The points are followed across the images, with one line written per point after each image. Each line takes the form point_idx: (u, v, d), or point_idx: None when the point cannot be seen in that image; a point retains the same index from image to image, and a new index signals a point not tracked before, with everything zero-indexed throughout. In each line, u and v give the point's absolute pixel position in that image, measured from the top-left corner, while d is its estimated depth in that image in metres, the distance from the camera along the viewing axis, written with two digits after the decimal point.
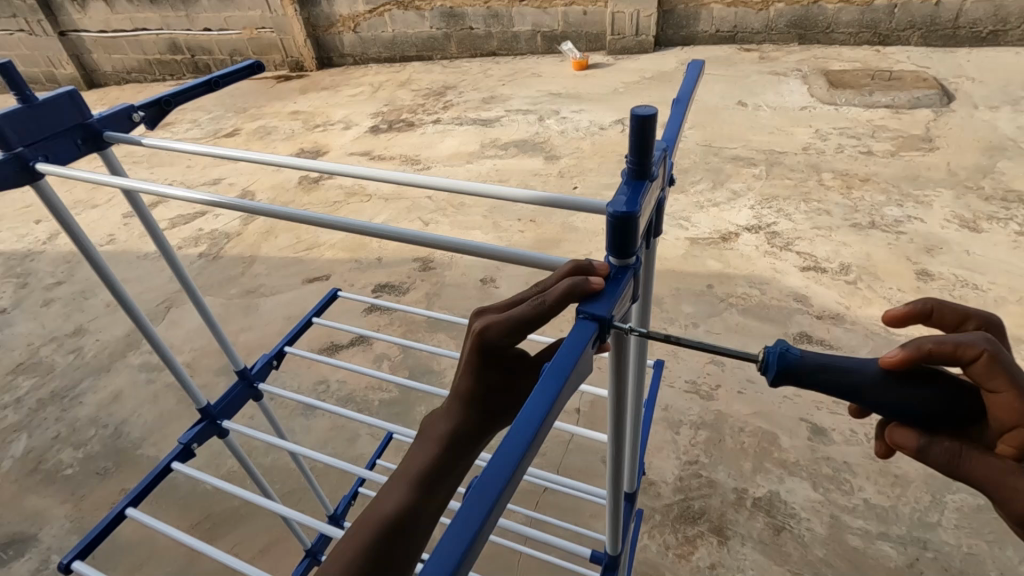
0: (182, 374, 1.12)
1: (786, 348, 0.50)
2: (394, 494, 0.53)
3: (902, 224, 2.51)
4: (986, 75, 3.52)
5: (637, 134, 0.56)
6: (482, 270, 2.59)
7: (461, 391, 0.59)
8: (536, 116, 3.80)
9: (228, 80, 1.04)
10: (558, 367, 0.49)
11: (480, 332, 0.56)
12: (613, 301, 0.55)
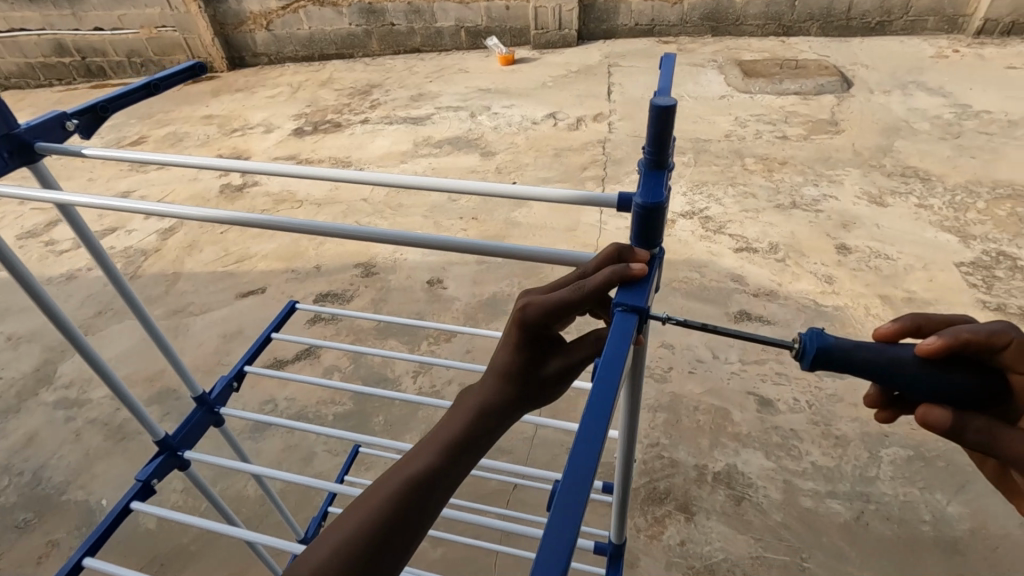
0: (135, 405, 1.03)
1: (822, 335, 0.53)
2: (419, 458, 0.53)
3: (819, 203, 2.70)
4: (877, 62, 3.84)
5: (655, 126, 0.57)
6: (428, 272, 2.55)
7: (500, 366, 0.57)
8: (468, 112, 3.77)
9: (169, 82, 0.96)
10: (608, 367, 0.49)
11: (522, 310, 0.55)
12: (645, 293, 0.56)
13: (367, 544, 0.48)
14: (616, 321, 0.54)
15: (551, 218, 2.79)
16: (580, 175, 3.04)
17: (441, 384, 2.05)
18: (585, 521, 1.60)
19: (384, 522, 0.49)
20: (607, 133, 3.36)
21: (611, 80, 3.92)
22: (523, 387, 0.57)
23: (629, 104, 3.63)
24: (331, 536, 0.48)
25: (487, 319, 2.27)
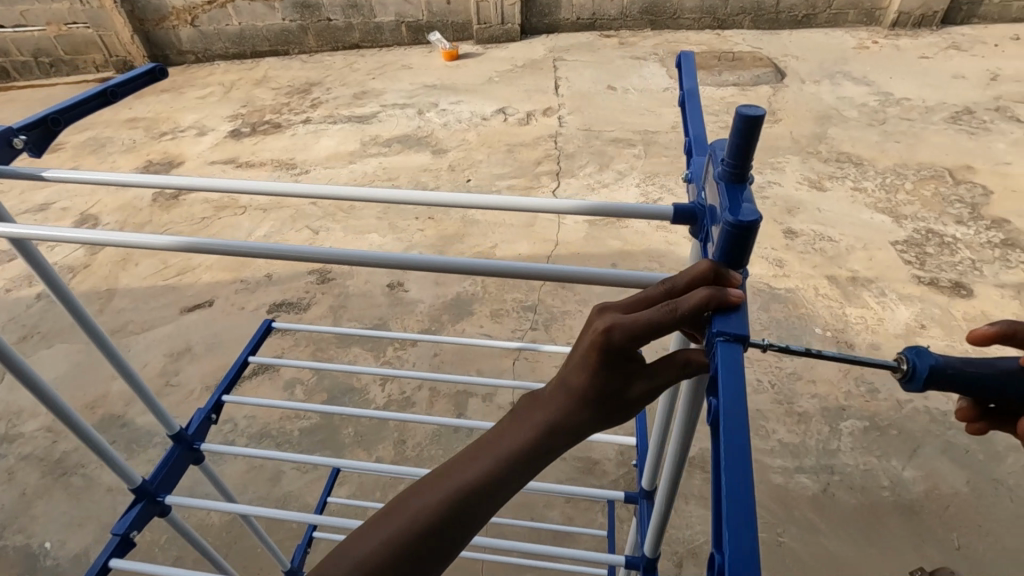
0: (107, 451, 0.92)
1: (927, 354, 0.52)
2: (473, 466, 0.50)
3: (765, 189, 2.80)
4: (806, 54, 4.04)
5: (739, 138, 0.51)
6: (388, 275, 2.48)
7: (576, 386, 0.51)
8: (415, 109, 3.69)
9: (124, 90, 0.90)
10: (732, 413, 0.45)
11: (605, 331, 0.49)
12: (746, 319, 0.49)
13: (408, 553, 0.48)
14: (721, 355, 0.48)
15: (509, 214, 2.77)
16: (535, 171, 3.04)
17: (411, 390, 2.00)
18: (569, 517, 1.60)
19: (428, 532, 0.48)
20: (558, 127, 3.37)
21: (557, 75, 3.93)
22: (593, 411, 0.52)
23: (577, 98, 3.65)
24: (372, 538, 0.48)
25: (453, 321, 2.23)
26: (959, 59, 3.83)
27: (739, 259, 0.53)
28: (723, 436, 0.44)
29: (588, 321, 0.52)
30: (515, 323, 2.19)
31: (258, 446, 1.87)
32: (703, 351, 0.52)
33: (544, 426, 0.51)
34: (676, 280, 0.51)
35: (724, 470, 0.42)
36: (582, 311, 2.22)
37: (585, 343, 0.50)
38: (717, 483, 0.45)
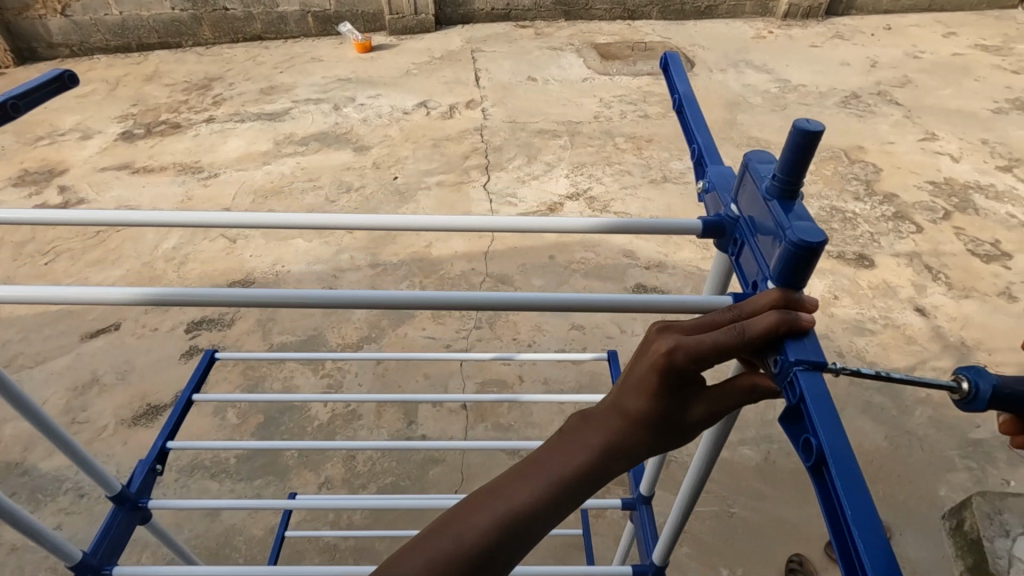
0: (42, 529, 0.80)
1: (990, 376, 0.51)
2: (525, 485, 0.48)
3: (687, 174, 2.90)
4: (711, 43, 4.23)
5: (796, 154, 0.56)
6: (318, 283, 2.35)
7: (632, 408, 0.52)
8: (330, 105, 3.50)
9: (29, 100, 0.81)
10: (835, 444, 0.49)
11: (669, 351, 0.50)
12: (819, 345, 0.53)
13: None
14: (804, 385, 0.52)
15: (440, 211, 2.71)
16: (463, 165, 2.99)
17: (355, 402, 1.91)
18: None
19: (478, 557, 0.44)
20: (483, 120, 3.32)
21: (476, 66, 3.88)
22: (647, 433, 0.51)
23: (498, 90, 3.62)
24: (411, 562, 0.43)
25: (393, 326, 2.15)
26: (845, 48, 4.17)
27: (798, 281, 0.56)
28: (834, 469, 0.48)
29: (647, 341, 0.53)
30: (458, 323, 2.14)
31: (189, 480, 1.71)
32: (777, 379, 0.55)
33: (599, 446, 0.50)
34: (741, 308, 0.54)
35: (846, 502, 0.46)
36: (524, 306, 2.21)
37: (646, 363, 0.51)
38: (830, 512, 0.49)
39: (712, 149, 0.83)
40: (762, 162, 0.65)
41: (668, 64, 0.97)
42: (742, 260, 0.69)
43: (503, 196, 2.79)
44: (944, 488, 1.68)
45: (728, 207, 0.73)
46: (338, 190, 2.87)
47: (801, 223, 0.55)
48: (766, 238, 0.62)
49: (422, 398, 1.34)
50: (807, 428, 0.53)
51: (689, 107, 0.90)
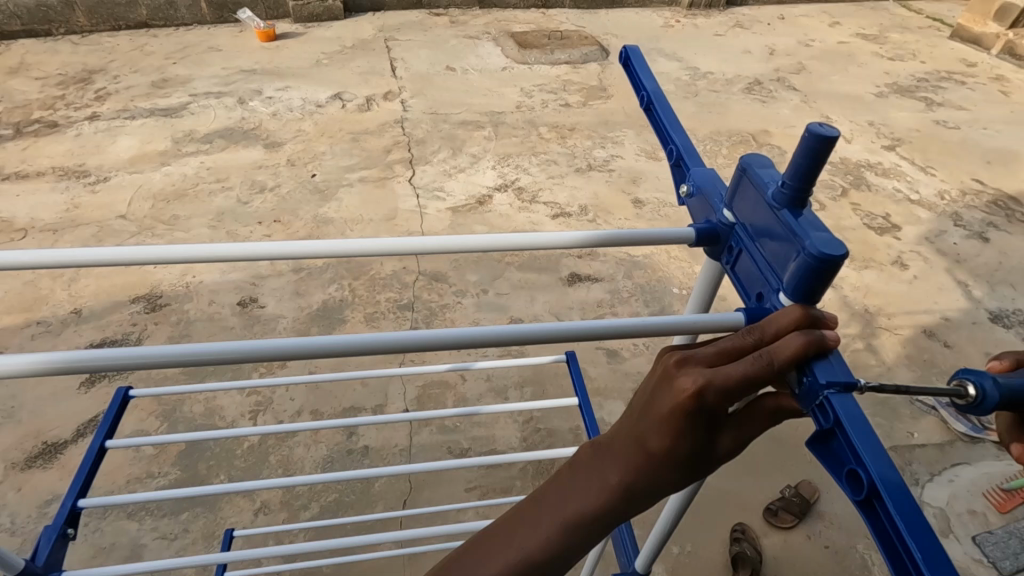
0: None
1: (990, 376, 0.52)
2: (540, 530, 0.50)
3: (610, 162, 2.95)
4: (624, 32, 4.32)
5: (811, 160, 0.55)
6: (236, 291, 2.18)
7: (656, 447, 0.49)
8: (234, 98, 3.25)
9: None
10: (883, 472, 0.50)
11: (692, 394, 0.47)
12: (845, 364, 0.53)
13: None
14: (840, 410, 0.52)
15: (365, 208, 2.59)
16: (386, 160, 2.87)
17: (287, 416, 1.78)
18: (485, 516, 1.55)
19: None
20: (403, 112, 3.21)
21: (391, 56, 3.74)
22: (670, 470, 0.49)
23: (416, 80, 3.51)
24: None
25: (323, 333, 2.04)
26: (746, 37, 4.40)
27: (814, 294, 0.56)
28: (890, 502, 0.49)
29: (667, 373, 0.50)
30: (393, 326, 2.06)
31: (102, 523, 1.53)
32: (804, 403, 0.54)
33: (616, 487, 0.50)
34: (765, 327, 0.53)
35: (909, 534, 0.47)
36: (460, 303, 2.16)
37: (667, 403, 0.48)
38: (884, 540, 0.50)
39: (692, 151, 0.82)
40: (761, 166, 0.64)
41: (629, 58, 0.96)
42: (742, 269, 0.69)
43: (430, 191, 2.71)
44: None
45: (720, 212, 0.72)
46: (252, 190, 2.67)
47: (821, 236, 0.55)
48: (776, 249, 0.61)
49: (366, 422, 1.25)
50: (847, 458, 0.53)
51: (659, 103, 0.88)
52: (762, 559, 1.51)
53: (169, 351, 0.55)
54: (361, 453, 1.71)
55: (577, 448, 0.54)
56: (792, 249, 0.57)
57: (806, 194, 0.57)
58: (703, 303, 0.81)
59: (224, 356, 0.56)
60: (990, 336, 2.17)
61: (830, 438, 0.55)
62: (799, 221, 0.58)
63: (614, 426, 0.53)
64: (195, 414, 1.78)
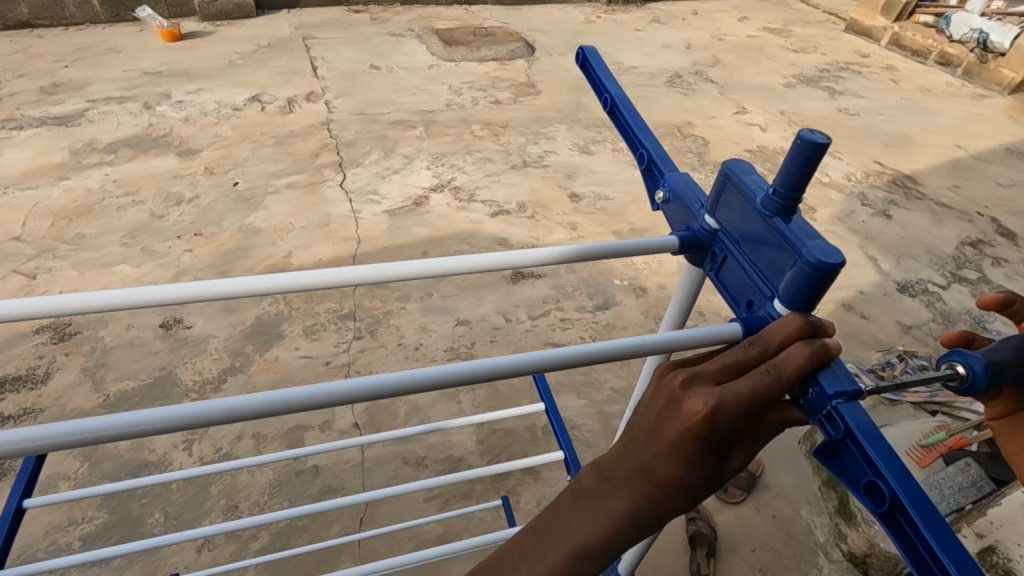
0: None
1: (979, 357, 0.55)
2: (548, 560, 0.50)
3: (545, 158, 2.96)
4: (548, 28, 4.35)
5: (802, 168, 0.56)
6: (158, 312, 2.02)
7: (666, 471, 0.49)
8: (139, 103, 3.01)
9: None
10: (903, 482, 0.50)
11: (704, 415, 0.47)
12: (849, 373, 0.54)
13: None
14: (850, 420, 0.53)
15: (295, 216, 2.47)
16: (314, 164, 2.75)
17: (228, 443, 1.66)
18: (447, 525, 1.51)
19: None
20: (328, 113, 3.08)
21: (311, 55, 3.58)
22: (679, 495, 0.49)
23: (340, 80, 3.38)
24: None
25: (260, 350, 1.92)
26: (664, 32, 4.55)
27: (812, 303, 0.57)
28: (915, 512, 0.49)
29: (675, 396, 0.50)
30: (336, 337, 1.98)
31: None
32: (811, 414, 0.55)
33: (623, 514, 0.50)
34: (767, 339, 0.53)
35: (936, 543, 0.47)
36: (405, 308, 2.10)
37: (677, 426, 0.48)
38: (911, 553, 0.50)
39: (663, 155, 0.82)
40: (743, 171, 0.65)
41: (587, 59, 0.95)
42: (726, 275, 0.69)
43: (364, 194, 2.62)
44: None
45: (698, 217, 0.72)
46: (167, 203, 2.48)
47: (817, 245, 0.56)
48: (766, 256, 0.61)
49: (311, 450, 1.29)
50: (862, 469, 0.53)
51: (624, 107, 0.88)
52: (717, 535, 1.57)
53: (36, 436, 0.44)
54: (312, 473, 1.63)
55: (580, 473, 0.54)
56: (787, 257, 0.57)
57: (796, 202, 0.58)
58: (682, 313, 0.81)
59: (109, 433, 0.46)
60: (900, 306, 2.36)
61: (839, 450, 0.55)
62: (790, 228, 0.58)
63: (619, 450, 0.53)
64: (122, 449, 1.64)
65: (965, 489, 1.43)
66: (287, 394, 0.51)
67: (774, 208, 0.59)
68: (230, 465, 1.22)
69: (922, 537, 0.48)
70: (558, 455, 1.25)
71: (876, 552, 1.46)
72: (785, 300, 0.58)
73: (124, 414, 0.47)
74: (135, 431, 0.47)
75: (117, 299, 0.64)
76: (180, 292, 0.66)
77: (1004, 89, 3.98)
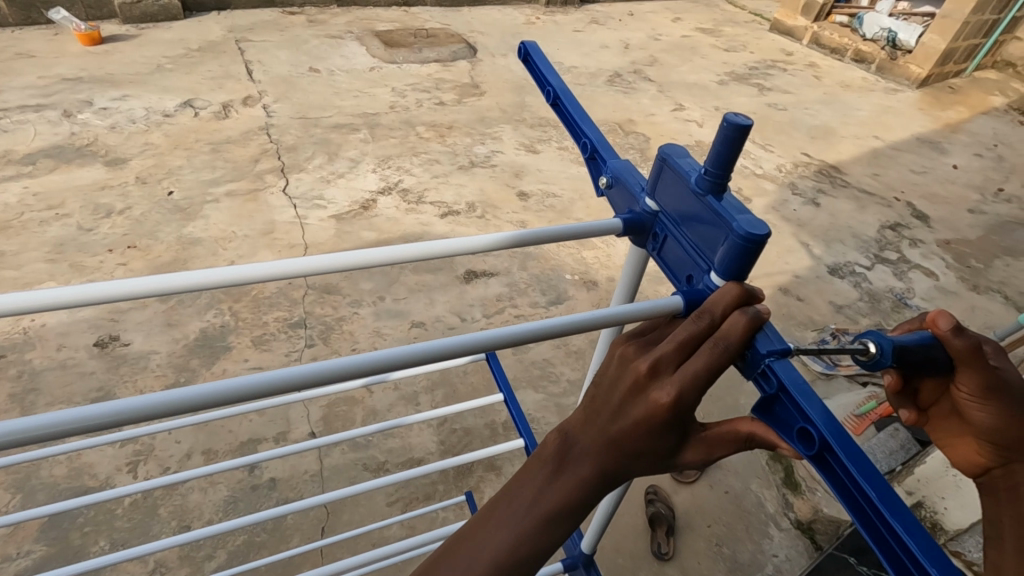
0: None
1: (888, 336, 0.56)
2: (517, 529, 0.53)
3: (491, 158, 2.98)
4: (488, 29, 4.37)
5: (728, 147, 0.60)
6: (91, 331, 1.91)
7: (629, 449, 0.52)
8: (58, 111, 2.83)
9: None
10: (831, 428, 0.54)
11: (669, 401, 0.50)
12: (779, 333, 0.57)
13: None
14: (783, 376, 0.56)
15: (236, 224, 2.39)
16: (255, 170, 2.67)
17: (176, 462, 1.59)
18: (411, 527, 1.50)
19: None
20: (267, 118, 3.00)
21: (245, 58, 3.47)
22: (640, 466, 0.54)
23: (278, 84, 3.29)
24: None
25: (206, 364, 1.85)
26: (602, 33, 4.65)
27: (743, 274, 0.60)
28: (844, 457, 0.53)
29: (641, 381, 0.52)
30: (287, 346, 1.93)
31: None
32: (748, 372, 0.58)
33: (588, 483, 0.53)
34: (712, 309, 0.54)
35: (868, 485, 0.52)
36: (358, 314, 2.07)
37: (642, 412, 0.51)
38: (840, 488, 0.55)
39: (605, 143, 0.85)
40: (678, 155, 0.68)
41: (529, 53, 0.97)
42: (668, 254, 0.73)
43: (309, 200, 2.56)
44: (742, 397, 1.91)
45: (638, 200, 0.76)
46: (96, 215, 2.35)
47: (745, 219, 0.59)
48: (702, 232, 0.65)
49: (265, 457, 1.24)
50: (796, 417, 0.57)
51: (567, 99, 0.91)
52: (675, 515, 1.64)
53: None
54: (268, 486, 1.59)
55: (544, 442, 0.56)
56: (719, 232, 0.61)
57: (725, 180, 0.61)
58: (630, 294, 0.83)
59: (42, 434, 0.43)
60: (830, 288, 2.51)
61: (773, 404, 0.59)
62: (722, 204, 0.62)
63: (579, 423, 0.56)
64: (58, 477, 1.54)
65: (895, 452, 1.56)
66: (240, 382, 0.48)
67: (707, 186, 0.63)
68: (184, 475, 1.17)
69: (849, 473, 0.53)
70: (521, 442, 1.26)
71: (820, 518, 1.57)
72: (720, 273, 0.62)
73: (61, 412, 0.44)
74: (71, 428, 0.44)
75: (41, 300, 0.59)
76: (116, 290, 0.62)
77: (913, 83, 4.29)
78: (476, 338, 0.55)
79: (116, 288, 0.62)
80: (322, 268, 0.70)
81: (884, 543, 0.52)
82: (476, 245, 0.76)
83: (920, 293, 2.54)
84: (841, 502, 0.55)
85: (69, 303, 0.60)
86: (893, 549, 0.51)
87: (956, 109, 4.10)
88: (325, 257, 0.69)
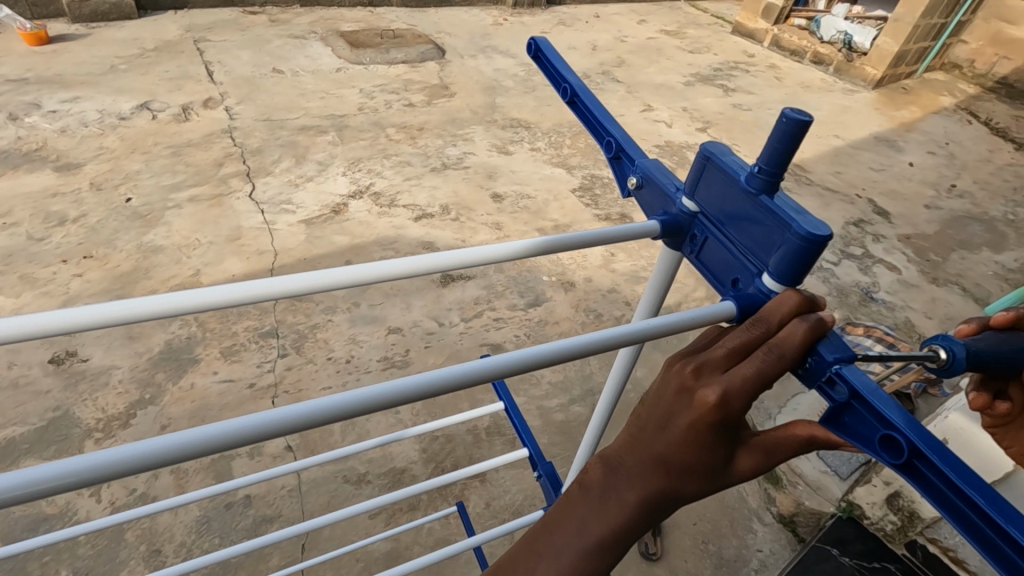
0: None
1: (959, 342, 0.58)
2: (566, 552, 0.53)
3: (464, 160, 2.94)
4: (455, 30, 4.33)
5: (784, 142, 0.59)
6: (45, 347, 1.80)
7: (676, 461, 0.52)
8: (2, 114, 2.67)
9: None
10: (918, 431, 0.51)
11: (719, 402, 0.50)
12: (842, 340, 0.56)
13: None
14: (853, 381, 0.54)
15: (200, 230, 2.29)
16: (219, 174, 2.57)
17: (143, 483, 1.51)
18: (395, 540, 1.46)
19: None
20: (229, 120, 2.90)
21: (205, 59, 3.34)
22: (692, 484, 0.53)
23: (240, 85, 3.18)
24: None
25: (172, 378, 1.77)
26: (570, 34, 4.67)
27: (801, 276, 0.60)
28: (944, 467, 0.49)
29: (687, 386, 0.53)
30: (258, 357, 1.86)
31: None
32: (812, 381, 0.57)
33: (636, 503, 0.53)
34: (769, 317, 0.55)
35: (980, 497, 0.47)
36: (332, 320, 2.01)
37: (689, 417, 0.52)
38: (938, 498, 0.51)
39: (631, 142, 0.84)
40: (723, 153, 0.67)
41: (540, 49, 0.95)
42: (707, 256, 0.72)
43: (277, 205, 2.48)
44: None
45: (675, 200, 0.74)
46: (47, 223, 2.22)
47: (805, 219, 0.58)
48: (752, 234, 0.64)
49: (248, 480, 1.16)
50: (876, 424, 0.54)
51: (586, 96, 0.89)
52: None
53: None
54: (243, 504, 1.52)
55: (589, 465, 0.57)
56: (777, 233, 0.60)
57: (780, 178, 0.60)
58: (657, 299, 0.83)
59: (47, 487, 0.39)
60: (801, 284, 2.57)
61: (843, 414, 0.57)
62: (777, 203, 0.60)
63: (625, 441, 0.57)
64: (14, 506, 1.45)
65: None
66: (270, 417, 0.44)
67: (760, 186, 0.61)
68: (159, 507, 1.09)
69: (947, 479, 0.49)
70: (522, 452, 1.25)
71: (802, 511, 1.60)
72: (775, 276, 0.61)
73: (55, 463, 0.39)
74: (77, 480, 0.40)
75: (28, 327, 0.54)
76: (103, 315, 0.57)
77: (869, 84, 4.45)
78: (532, 351, 0.54)
79: (106, 306, 0.57)
80: (327, 284, 0.66)
81: (1003, 556, 0.47)
82: (496, 253, 0.73)
83: (884, 287, 2.62)
84: (947, 518, 0.50)
85: (44, 332, 0.55)
86: (1013, 557, 0.46)
87: (909, 109, 4.26)
88: (335, 273, 0.66)
